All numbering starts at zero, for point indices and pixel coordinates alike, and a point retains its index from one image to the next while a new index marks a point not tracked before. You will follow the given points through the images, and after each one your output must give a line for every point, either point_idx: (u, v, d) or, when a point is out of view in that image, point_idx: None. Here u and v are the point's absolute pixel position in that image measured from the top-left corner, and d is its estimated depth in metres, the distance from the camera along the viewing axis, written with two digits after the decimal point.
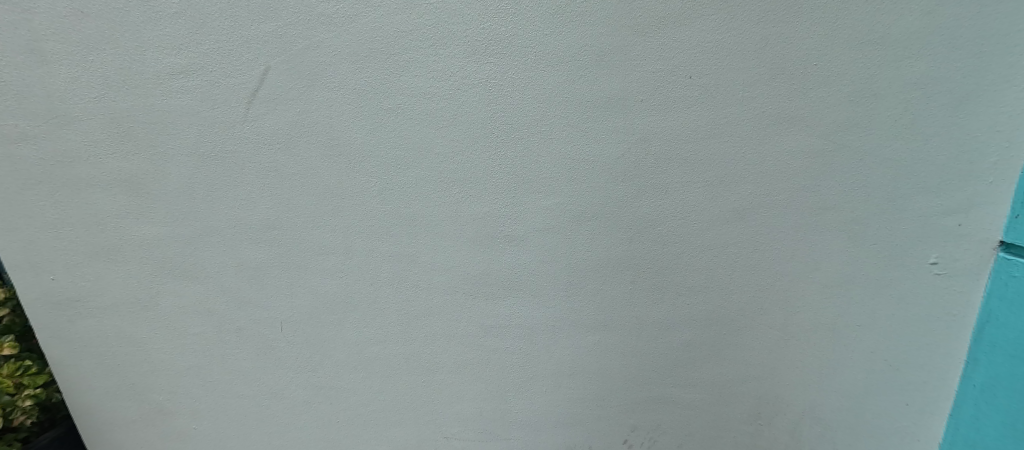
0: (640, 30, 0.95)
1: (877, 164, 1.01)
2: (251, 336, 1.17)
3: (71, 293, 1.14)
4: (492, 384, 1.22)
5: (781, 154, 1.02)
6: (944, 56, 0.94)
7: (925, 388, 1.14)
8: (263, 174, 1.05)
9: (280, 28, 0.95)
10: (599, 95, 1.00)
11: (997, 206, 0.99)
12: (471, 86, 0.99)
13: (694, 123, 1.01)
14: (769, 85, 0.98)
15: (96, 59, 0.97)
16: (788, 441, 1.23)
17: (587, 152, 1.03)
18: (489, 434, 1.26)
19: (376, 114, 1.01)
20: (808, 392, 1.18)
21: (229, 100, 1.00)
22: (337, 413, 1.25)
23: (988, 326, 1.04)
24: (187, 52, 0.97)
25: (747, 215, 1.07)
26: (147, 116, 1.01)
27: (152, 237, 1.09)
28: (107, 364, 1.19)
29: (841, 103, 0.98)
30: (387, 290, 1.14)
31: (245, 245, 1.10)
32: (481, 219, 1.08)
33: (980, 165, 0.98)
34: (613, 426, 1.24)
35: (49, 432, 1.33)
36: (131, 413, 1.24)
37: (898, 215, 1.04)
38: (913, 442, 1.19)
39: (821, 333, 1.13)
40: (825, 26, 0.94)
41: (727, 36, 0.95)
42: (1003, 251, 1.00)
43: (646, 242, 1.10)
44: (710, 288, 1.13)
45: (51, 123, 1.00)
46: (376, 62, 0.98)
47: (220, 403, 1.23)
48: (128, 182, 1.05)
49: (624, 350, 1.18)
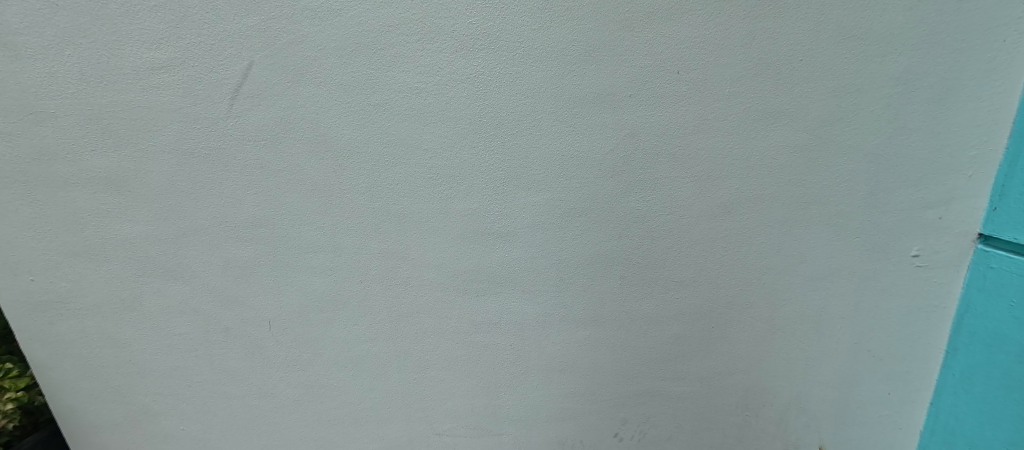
0: (628, 25, 0.95)
1: (862, 159, 1.03)
2: (238, 335, 1.16)
3: (52, 294, 1.11)
4: (482, 380, 1.22)
5: (768, 148, 1.03)
6: (926, 52, 0.95)
7: (907, 378, 1.17)
8: (249, 171, 1.03)
9: (263, 21, 0.94)
10: (588, 90, 1.00)
11: (976, 199, 1.02)
12: (460, 82, 0.99)
13: (682, 117, 1.01)
14: (755, 80, 0.99)
15: (72, 54, 0.94)
16: (776, 433, 1.25)
17: (577, 147, 1.03)
18: (479, 430, 1.26)
19: (363, 110, 1.00)
20: (794, 383, 1.20)
21: (213, 95, 0.98)
22: (327, 411, 1.24)
23: (967, 317, 1.07)
24: (168, 46, 0.95)
25: (734, 209, 1.08)
26: (127, 112, 0.98)
27: (134, 236, 1.07)
28: (90, 367, 1.17)
29: (826, 97, 0.99)
30: (375, 287, 1.14)
31: (231, 243, 1.09)
32: (470, 215, 1.08)
33: (960, 159, 1.00)
34: (603, 420, 1.26)
35: (33, 435, 1.29)
36: (116, 415, 1.22)
37: (881, 209, 1.05)
38: (895, 431, 1.22)
39: (807, 325, 1.15)
40: (810, 22, 0.94)
41: (714, 32, 0.96)
42: (982, 243, 1.03)
43: (635, 237, 1.11)
44: (698, 281, 1.14)
45: (27, 119, 0.98)
46: (362, 57, 0.97)
47: (207, 403, 1.22)
48: (109, 180, 1.03)
49: (614, 345, 1.19)
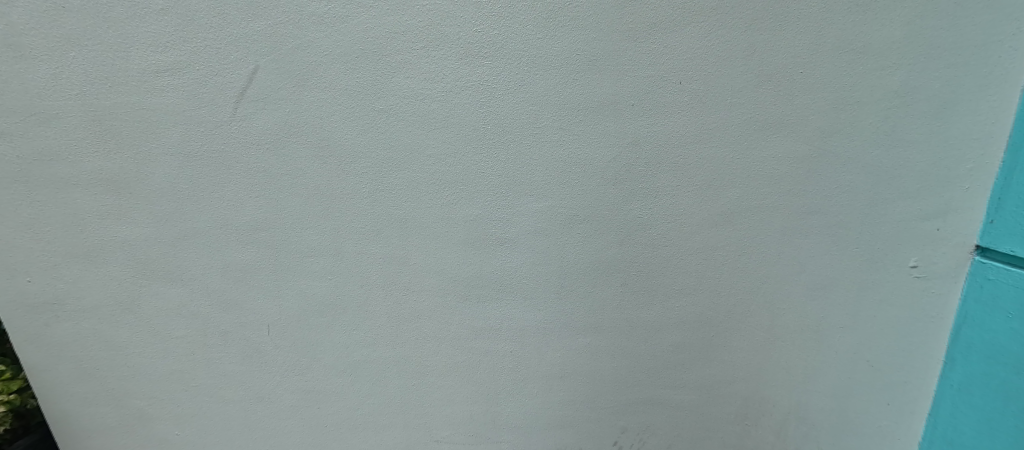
0: (631, 35, 0.97)
1: (861, 170, 1.04)
2: (236, 339, 1.15)
3: (48, 295, 1.10)
4: (482, 387, 1.21)
5: (767, 159, 1.04)
6: (923, 66, 0.97)
7: (906, 389, 1.17)
8: (251, 174, 1.03)
9: (269, 27, 0.94)
10: (592, 99, 1.01)
11: (972, 211, 1.03)
12: (465, 89, 0.99)
13: (684, 127, 1.02)
14: (756, 91, 1.00)
15: (77, 55, 0.94)
16: (775, 443, 1.25)
17: (579, 154, 1.04)
18: (479, 437, 1.25)
19: (368, 115, 1.00)
20: (793, 392, 1.20)
21: (217, 98, 0.98)
22: (325, 417, 1.23)
23: (965, 328, 1.08)
24: (173, 49, 0.95)
25: (734, 219, 1.09)
26: (131, 113, 0.98)
27: (134, 238, 1.07)
28: (85, 370, 1.16)
29: (826, 109, 1.00)
30: (376, 292, 1.13)
31: (232, 246, 1.08)
32: (472, 221, 1.08)
33: (957, 171, 1.02)
34: (603, 428, 1.25)
35: (24, 439, 1.30)
36: (110, 419, 1.20)
37: (880, 219, 1.06)
38: (894, 441, 1.22)
39: (806, 335, 1.16)
40: (810, 35, 0.96)
41: (716, 43, 0.97)
42: (979, 255, 1.04)
43: (637, 245, 1.11)
44: (698, 289, 1.15)
45: (29, 120, 0.98)
46: (367, 63, 0.97)
47: (203, 407, 1.20)
48: (110, 181, 1.02)
49: (615, 352, 1.19)
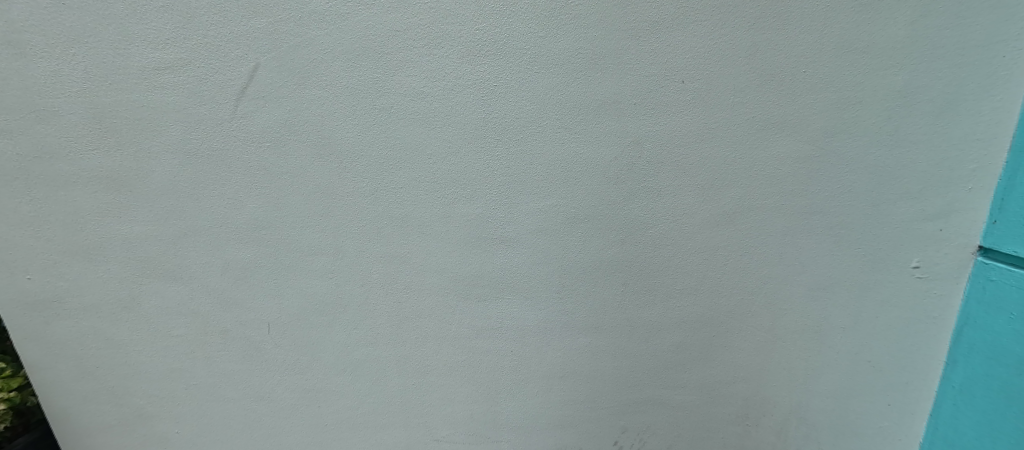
0: (633, 34, 0.96)
1: (863, 170, 1.03)
2: (236, 338, 1.15)
3: (48, 293, 1.10)
4: (482, 386, 1.21)
5: (769, 158, 1.04)
6: (926, 66, 0.96)
7: (907, 389, 1.17)
8: (251, 172, 1.03)
9: (270, 24, 0.94)
10: (593, 98, 1.00)
11: (975, 212, 1.03)
12: (466, 87, 0.99)
13: (686, 126, 1.02)
14: (758, 90, 1.00)
15: (77, 53, 0.94)
16: (776, 443, 1.25)
17: (581, 154, 1.04)
18: (479, 436, 1.25)
19: (368, 113, 1.00)
20: (794, 393, 1.20)
21: (218, 96, 0.98)
22: (325, 415, 1.23)
23: (967, 329, 1.08)
24: (174, 47, 0.95)
25: (736, 219, 1.08)
26: (131, 111, 0.98)
27: (134, 236, 1.07)
28: (85, 368, 1.16)
29: (828, 109, 1.00)
30: (376, 291, 1.13)
31: (232, 244, 1.08)
32: (473, 220, 1.08)
33: (960, 172, 1.01)
34: (603, 428, 1.25)
35: (25, 436, 1.30)
36: (110, 417, 1.20)
37: (882, 219, 1.06)
38: (895, 442, 1.22)
39: (807, 335, 1.15)
40: (813, 34, 0.96)
41: (718, 43, 0.97)
42: (982, 256, 1.04)
43: (638, 245, 1.11)
44: (699, 289, 1.14)
45: (29, 117, 0.97)
46: (368, 61, 0.97)
47: (204, 406, 1.20)
48: (110, 179, 1.02)
49: (615, 352, 1.19)
